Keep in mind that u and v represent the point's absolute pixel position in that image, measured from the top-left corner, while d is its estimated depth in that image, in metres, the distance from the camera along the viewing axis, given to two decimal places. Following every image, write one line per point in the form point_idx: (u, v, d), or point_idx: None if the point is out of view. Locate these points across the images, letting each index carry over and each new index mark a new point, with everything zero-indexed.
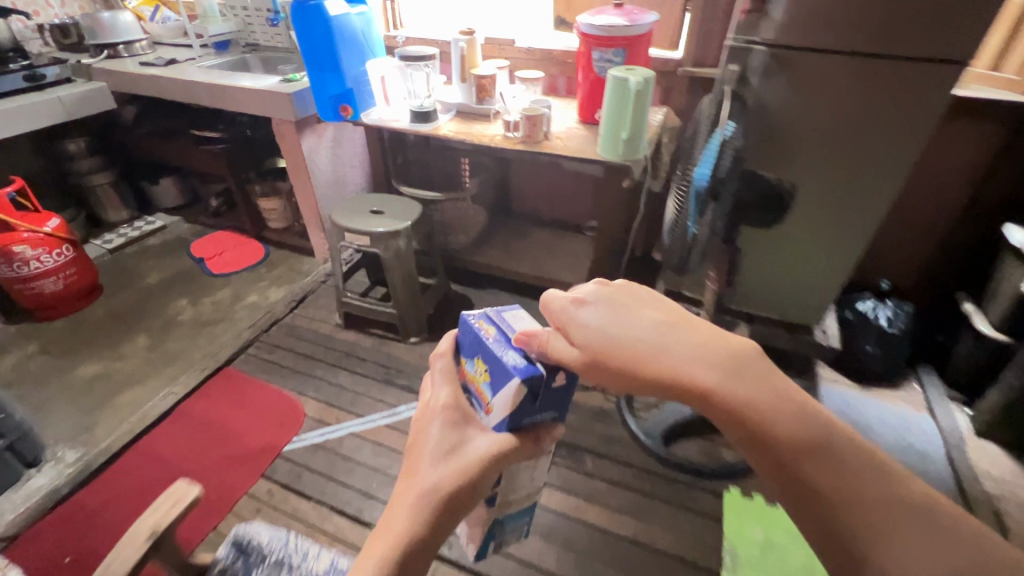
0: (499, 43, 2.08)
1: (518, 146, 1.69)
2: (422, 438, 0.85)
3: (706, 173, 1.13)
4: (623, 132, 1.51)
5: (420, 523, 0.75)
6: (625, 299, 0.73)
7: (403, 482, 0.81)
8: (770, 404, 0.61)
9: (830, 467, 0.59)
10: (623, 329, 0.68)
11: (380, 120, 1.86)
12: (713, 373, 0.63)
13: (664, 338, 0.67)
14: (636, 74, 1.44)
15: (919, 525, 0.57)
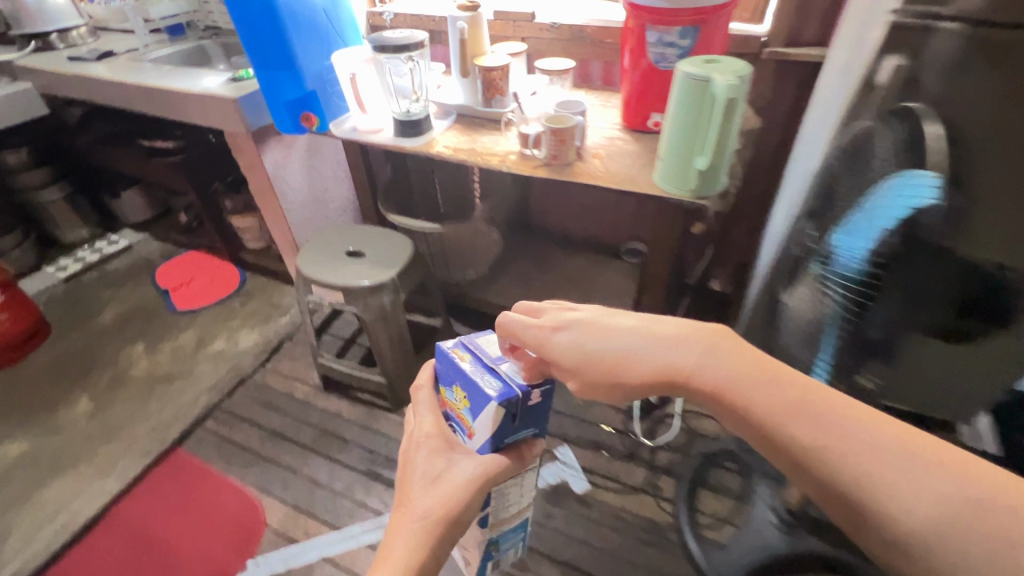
0: (512, 19, 1.59)
1: (541, 170, 1.20)
2: (408, 473, 0.85)
3: (855, 252, 0.67)
4: (695, 158, 1.00)
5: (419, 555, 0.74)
6: (596, 311, 0.65)
7: (394, 514, 0.79)
8: (728, 369, 0.53)
9: (800, 417, 0.48)
10: (592, 340, 0.62)
11: (354, 131, 1.40)
12: (675, 358, 0.56)
13: (636, 337, 0.59)
14: (725, 72, 0.91)
15: (945, 478, 0.42)
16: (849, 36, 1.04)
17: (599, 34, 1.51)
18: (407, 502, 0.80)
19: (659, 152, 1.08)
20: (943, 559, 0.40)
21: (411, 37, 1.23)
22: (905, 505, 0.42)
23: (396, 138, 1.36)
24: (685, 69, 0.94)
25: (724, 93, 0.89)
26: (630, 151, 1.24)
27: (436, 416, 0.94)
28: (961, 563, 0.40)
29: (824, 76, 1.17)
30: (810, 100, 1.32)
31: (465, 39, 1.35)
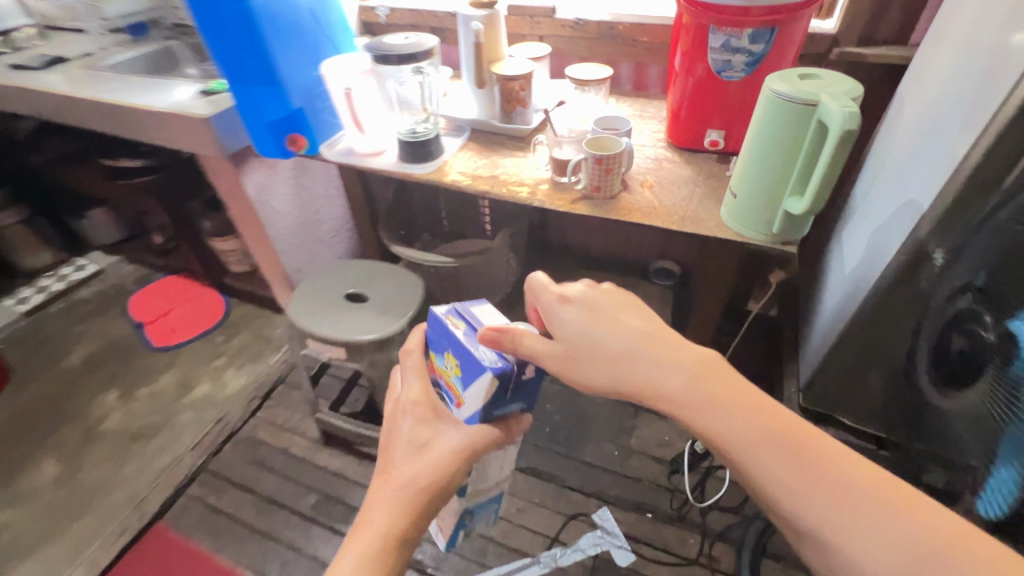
0: (530, 15, 1.37)
1: (579, 204, 1.00)
2: (393, 442, 0.75)
3: None
4: (784, 198, 0.80)
5: (389, 535, 0.66)
6: (603, 304, 0.67)
7: (375, 484, 0.71)
8: (717, 397, 0.56)
9: (772, 454, 0.52)
10: (596, 344, 0.64)
11: (352, 154, 1.18)
12: (664, 369, 0.59)
13: (634, 340, 0.62)
14: (837, 95, 0.70)
15: (916, 539, 0.47)
16: (965, 43, 0.84)
17: (632, 32, 1.31)
18: (387, 476, 0.71)
19: (730, 185, 0.88)
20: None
21: (419, 45, 1.01)
22: (866, 552, 0.47)
23: (402, 162, 1.15)
24: (781, 90, 0.74)
25: (839, 126, 0.67)
26: (683, 178, 1.04)
27: (426, 384, 0.81)
28: None
29: (920, 90, 0.98)
30: (889, 111, 1.13)
31: (481, 43, 1.13)
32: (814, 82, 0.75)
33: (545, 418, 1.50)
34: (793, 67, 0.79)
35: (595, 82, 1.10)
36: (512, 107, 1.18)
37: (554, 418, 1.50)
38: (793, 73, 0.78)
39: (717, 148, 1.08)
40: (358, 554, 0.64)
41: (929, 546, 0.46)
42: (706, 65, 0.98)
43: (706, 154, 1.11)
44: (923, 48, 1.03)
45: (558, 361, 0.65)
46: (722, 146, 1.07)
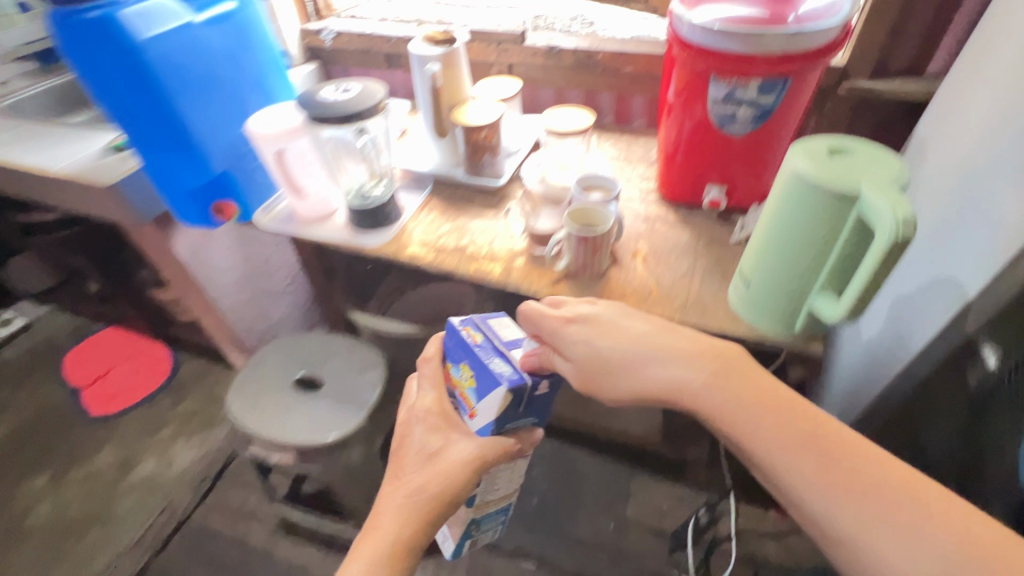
0: (496, 41, 1.20)
1: (563, 286, 0.84)
2: (406, 449, 0.73)
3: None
4: (810, 294, 0.67)
5: (400, 540, 0.63)
6: (606, 311, 0.67)
7: (385, 492, 0.69)
8: (734, 398, 0.54)
9: (793, 452, 0.50)
10: (589, 352, 0.64)
11: (293, 218, 1.00)
12: (667, 370, 0.59)
13: (644, 344, 0.62)
14: (882, 186, 0.56)
15: (947, 548, 0.43)
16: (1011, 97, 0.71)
17: (614, 61, 1.15)
18: (399, 480, 0.69)
19: (739, 269, 0.74)
20: None
21: (363, 101, 0.83)
22: (895, 560, 0.44)
23: (352, 228, 0.98)
24: (811, 175, 0.60)
25: (889, 231, 0.53)
26: (681, 246, 0.89)
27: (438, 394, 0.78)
28: None
29: (948, 140, 0.84)
30: (906, 152, 1.00)
31: (439, 87, 0.96)
32: (849, 161, 0.62)
33: (533, 488, 1.37)
34: (819, 137, 0.65)
35: (575, 134, 0.93)
36: (479, 158, 1.02)
37: (542, 486, 1.37)
38: (821, 146, 0.64)
39: (717, 207, 0.93)
40: (366, 559, 0.61)
41: (958, 556, 0.43)
42: (706, 117, 0.84)
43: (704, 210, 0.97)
44: (948, 87, 0.90)
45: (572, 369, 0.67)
46: (723, 205, 0.92)
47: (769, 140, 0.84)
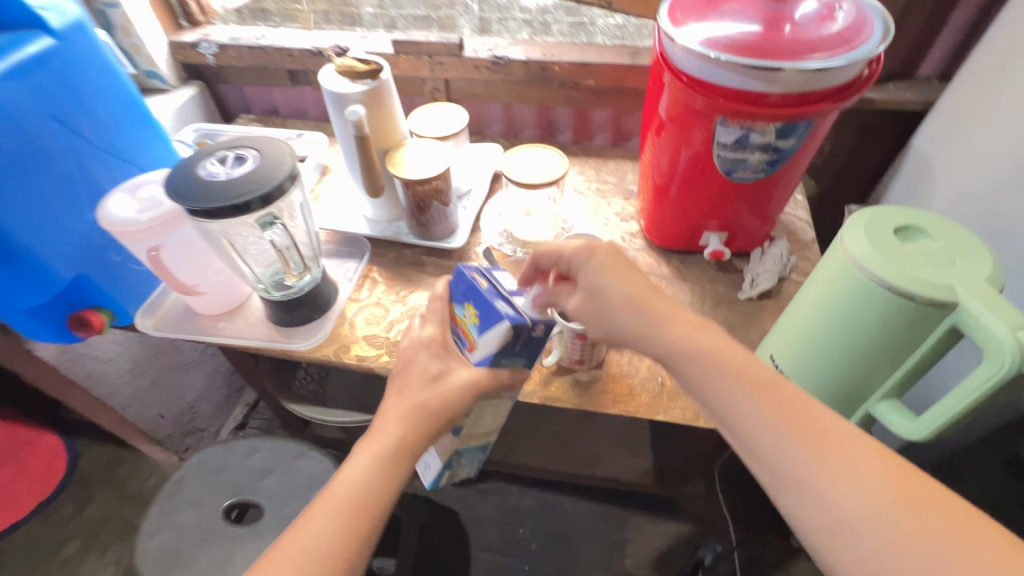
0: (427, 53, 0.98)
1: (557, 386, 0.67)
2: (404, 370, 0.60)
3: None
4: (870, 400, 0.55)
5: (404, 443, 0.54)
6: (601, 264, 0.54)
7: (384, 401, 0.58)
8: (688, 351, 0.47)
9: (737, 397, 0.43)
10: (600, 317, 0.54)
11: (191, 319, 0.76)
12: (650, 337, 0.50)
13: (635, 290, 0.52)
14: (985, 292, 0.43)
15: (893, 501, 0.37)
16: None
17: (573, 74, 0.96)
18: (399, 393, 0.58)
19: (779, 360, 0.62)
20: (859, 560, 0.37)
21: (263, 180, 0.60)
22: (839, 502, 0.38)
23: (275, 326, 0.76)
24: (880, 272, 0.47)
25: (1008, 361, 0.40)
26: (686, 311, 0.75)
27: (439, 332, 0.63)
28: (875, 563, 0.36)
29: (970, 163, 0.75)
30: (904, 169, 0.91)
31: (367, 134, 0.72)
32: (922, 244, 0.48)
33: (522, 552, 1.22)
34: (876, 207, 0.52)
35: (548, 184, 0.75)
36: (427, 213, 0.81)
37: (532, 548, 1.23)
38: (880, 221, 0.51)
39: (720, 258, 0.80)
40: (371, 455, 0.53)
41: (906, 501, 0.37)
42: (707, 161, 0.69)
43: (700, 257, 0.83)
44: (953, 102, 0.80)
45: (583, 310, 0.55)
46: (727, 255, 0.79)
47: (779, 184, 0.71)
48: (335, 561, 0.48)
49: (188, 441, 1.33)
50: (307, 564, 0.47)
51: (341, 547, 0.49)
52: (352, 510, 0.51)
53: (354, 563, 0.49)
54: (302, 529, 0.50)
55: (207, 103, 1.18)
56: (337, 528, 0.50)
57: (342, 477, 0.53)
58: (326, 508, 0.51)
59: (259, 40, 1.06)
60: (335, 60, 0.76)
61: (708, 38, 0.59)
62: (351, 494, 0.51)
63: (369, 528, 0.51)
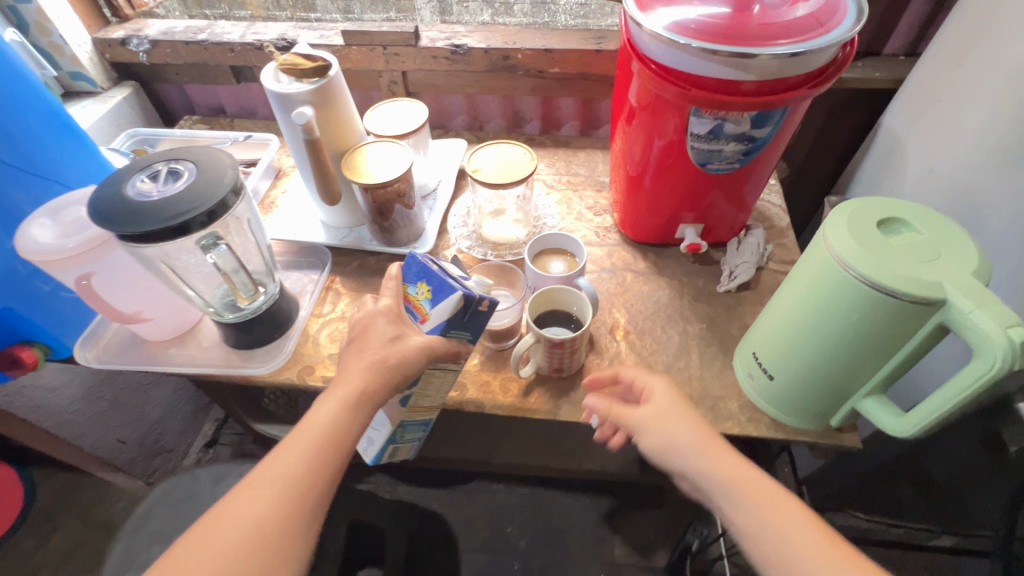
0: (381, 44, 0.92)
1: (535, 396, 0.65)
2: (362, 331, 0.58)
3: None
4: (857, 396, 0.53)
5: (368, 393, 0.53)
6: (664, 398, 0.54)
7: (347, 354, 0.56)
8: (739, 479, 0.48)
9: (793, 528, 0.44)
10: (660, 437, 0.51)
11: (138, 347, 0.70)
12: (713, 457, 0.49)
13: (671, 420, 0.52)
14: (972, 288, 0.41)
15: None
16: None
17: (537, 61, 0.92)
18: (359, 351, 0.55)
19: (761, 358, 0.59)
20: None
21: (200, 197, 0.54)
22: None
23: (232, 349, 0.71)
24: (865, 269, 0.45)
25: (1001, 361, 0.39)
26: (664, 308, 0.73)
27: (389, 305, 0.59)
28: None
29: (940, 144, 0.74)
30: (874, 147, 0.89)
31: (317, 139, 0.66)
32: (904, 238, 0.47)
33: (511, 551, 1.19)
34: (857, 199, 0.50)
35: (516, 183, 0.71)
36: (389, 218, 0.76)
37: (521, 545, 1.20)
38: (862, 215, 0.49)
39: (697, 251, 0.77)
40: (338, 400, 0.53)
41: None
42: (681, 151, 0.66)
43: (677, 250, 0.81)
44: (922, 79, 0.78)
45: (642, 428, 0.53)
46: (704, 248, 0.77)
47: (754, 174, 0.68)
48: (306, 489, 0.49)
49: (154, 464, 1.20)
50: (281, 492, 0.48)
51: (310, 478, 0.49)
52: (321, 446, 0.51)
53: (324, 494, 0.50)
54: (276, 461, 0.50)
55: (144, 106, 1.09)
56: (305, 461, 0.50)
57: (311, 418, 0.52)
58: (297, 444, 0.51)
59: (197, 34, 0.98)
60: (278, 55, 0.69)
61: (675, 22, 0.56)
62: (318, 433, 0.51)
63: (337, 461, 0.52)
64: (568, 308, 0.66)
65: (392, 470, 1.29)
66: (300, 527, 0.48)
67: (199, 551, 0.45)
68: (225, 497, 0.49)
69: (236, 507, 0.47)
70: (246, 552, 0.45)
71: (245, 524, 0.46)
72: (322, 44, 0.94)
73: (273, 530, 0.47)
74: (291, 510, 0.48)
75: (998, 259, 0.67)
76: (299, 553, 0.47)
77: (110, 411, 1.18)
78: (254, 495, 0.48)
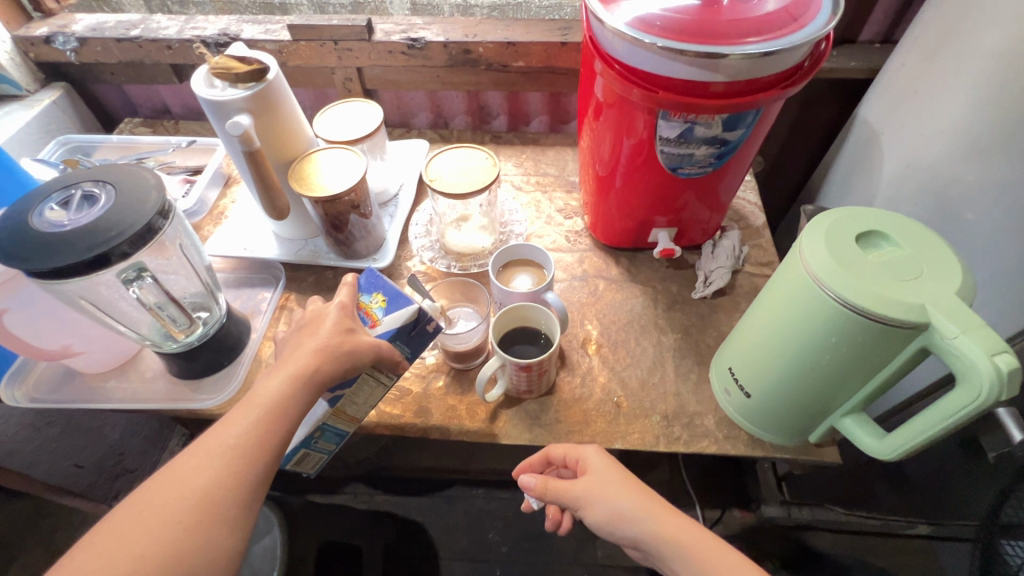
0: (332, 38, 0.85)
1: (503, 420, 0.61)
2: (317, 319, 0.53)
3: None
4: (835, 414, 0.51)
5: (322, 372, 0.49)
6: (602, 465, 0.51)
7: (298, 336, 0.52)
8: (688, 544, 0.46)
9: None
10: (606, 510, 0.48)
11: (73, 381, 0.65)
12: (663, 523, 0.47)
13: (618, 496, 0.49)
14: (956, 310, 0.39)
15: None
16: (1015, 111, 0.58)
17: (500, 55, 0.86)
18: (311, 335, 0.51)
19: (738, 374, 0.56)
20: None
21: (112, 225, 0.48)
22: None
23: (178, 380, 0.65)
24: (844, 291, 0.42)
25: (986, 391, 0.36)
26: (637, 319, 0.70)
27: (341, 301, 0.55)
28: None
29: (917, 138, 0.72)
30: (850, 140, 0.87)
31: (256, 149, 0.60)
32: (883, 254, 0.44)
33: (492, 557, 1.08)
34: (833, 211, 0.48)
35: (478, 192, 0.66)
36: (345, 231, 0.71)
37: (503, 551, 1.09)
38: (840, 228, 0.46)
39: (671, 256, 0.74)
40: (289, 372, 0.48)
41: None
42: (650, 152, 0.62)
43: (650, 254, 0.78)
44: (898, 70, 0.76)
45: (585, 503, 0.50)
46: (678, 252, 0.74)
47: (727, 176, 0.65)
48: (254, 458, 0.44)
49: (116, 486, 1.13)
50: (228, 460, 0.43)
51: (259, 445, 0.45)
52: (268, 414, 0.46)
53: (273, 462, 0.46)
54: (223, 429, 0.45)
55: (79, 109, 1.01)
56: (251, 433, 0.45)
57: (258, 389, 0.48)
58: (244, 413, 0.46)
59: (130, 30, 0.90)
60: (210, 56, 0.62)
61: (639, 18, 0.51)
62: (266, 403, 0.47)
63: (287, 430, 0.47)
64: (536, 325, 0.62)
65: (369, 477, 1.16)
66: (248, 496, 0.43)
67: (139, 520, 0.40)
68: (167, 463, 0.43)
69: (180, 474, 0.42)
70: (192, 522, 0.40)
71: (191, 492, 0.41)
72: (267, 39, 0.87)
73: (221, 498, 0.42)
74: (240, 479, 0.43)
75: (974, 257, 0.65)
76: (245, 525, 0.43)
77: (64, 435, 1.11)
78: (199, 463, 0.43)
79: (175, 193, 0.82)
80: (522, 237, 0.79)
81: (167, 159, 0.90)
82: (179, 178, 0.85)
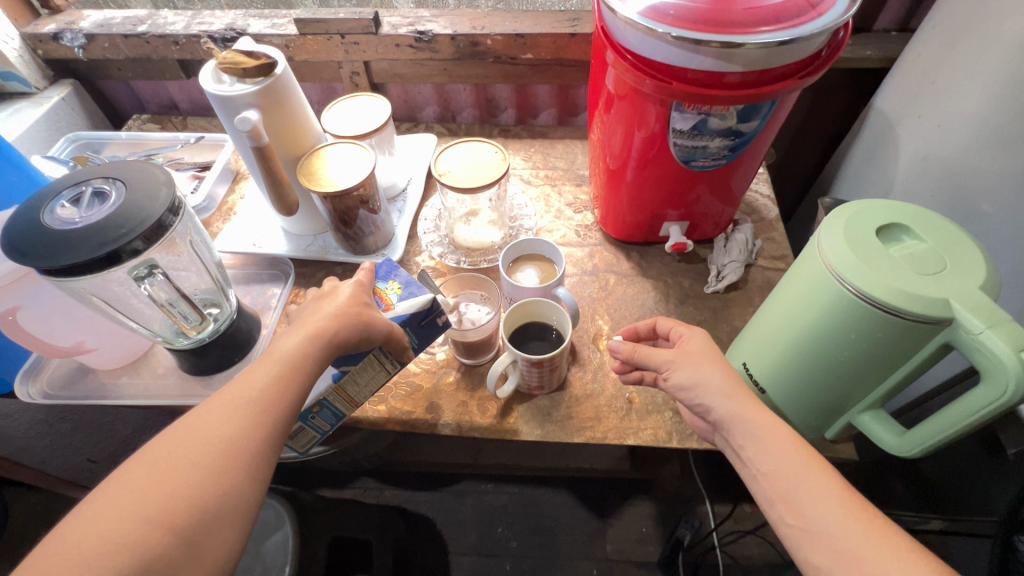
0: (339, 32, 0.85)
1: (516, 415, 0.61)
2: (331, 292, 0.54)
3: None
4: (853, 410, 0.50)
5: (339, 345, 0.48)
6: (703, 344, 0.51)
7: (315, 304, 0.52)
8: (764, 424, 0.44)
9: (806, 469, 0.42)
10: (689, 377, 0.48)
11: (86, 378, 0.65)
12: (743, 404, 0.46)
13: (710, 370, 0.48)
14: (982, 305, 0.38)
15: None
16: None
17: (508, 47, 0.85)
18: (327, 303, 0.51)
19: (752, 369, 0.56)
20: None
21: (122, 222, 0.48)
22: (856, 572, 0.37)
23: (189, 376, 0.65)
24: (865, 285, 0.41)
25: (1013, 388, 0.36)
26: (650, 313, 0.69)
27: (360, 281, 0.55)
28: None
29: (935, 126, 0.70)
30: (864, 130, 0.85)
31: (265, 145, 0.60)
32: (904, 249, 0.43)
33: (502, 551, 1.08)
34: (851, 204, 0.47)
35: (487, 186, 0.65)
36: (353, 226, 0.70)
37: (511, 546, 1.09)
38: (860, 222, 0.45)
39: (683, 250, 0.74)
40: (306, 333, 0.47)
41: None
42: (664, 145, 0.61)
43: (662, 248, 0.77)
44: (916, 57, 0.74)
45: (671, 369, 0.50)
46: (690, 246, 0.73)
47: (741, 168, 0.64)
48: (276, 410, 0.44)
49: None
50: (250, 412, 0.43)
51: (279, 400, 0.44)
52: (286, 371, 0.45)
53: (290, 418, 0.45)
54: (243, 384, 0.44)
55: (87, 106, 1.01)
56: (270, 386, 0.44)
57: (275, 348, 0.47)
58: (264, 369, 0.45)
59: (138, 26, 0.90)
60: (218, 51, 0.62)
61: (652, 6, 0.50)
62: (283, 361, 0.46)
63: (305, 387, 0.46)
64: (546, 320, 0.62)
65: (379, 472, 1.17)
66: (269, 450, 0.43)
67: (163, 464, 0.39)
68: (185, 414, 0.42)
69: (202, 425, 0.41)
70: (217, 472, 0.39)
71: (214, 440, 0.40)
72: (274, 33, 0.86)
73: (243, 449, 0.41)
74: (262, 430, 0.42)
75: (997, 251, 0.64)
76: (265, 477, 0.42)
77: (77, 431, 1.12)
78: (222, 415, 0.42)
79: (184, 189, 0.82)
80: (532, 232, 0.78)
81: (176, 155, 0.90)
82: (187, 174, 0.85)
